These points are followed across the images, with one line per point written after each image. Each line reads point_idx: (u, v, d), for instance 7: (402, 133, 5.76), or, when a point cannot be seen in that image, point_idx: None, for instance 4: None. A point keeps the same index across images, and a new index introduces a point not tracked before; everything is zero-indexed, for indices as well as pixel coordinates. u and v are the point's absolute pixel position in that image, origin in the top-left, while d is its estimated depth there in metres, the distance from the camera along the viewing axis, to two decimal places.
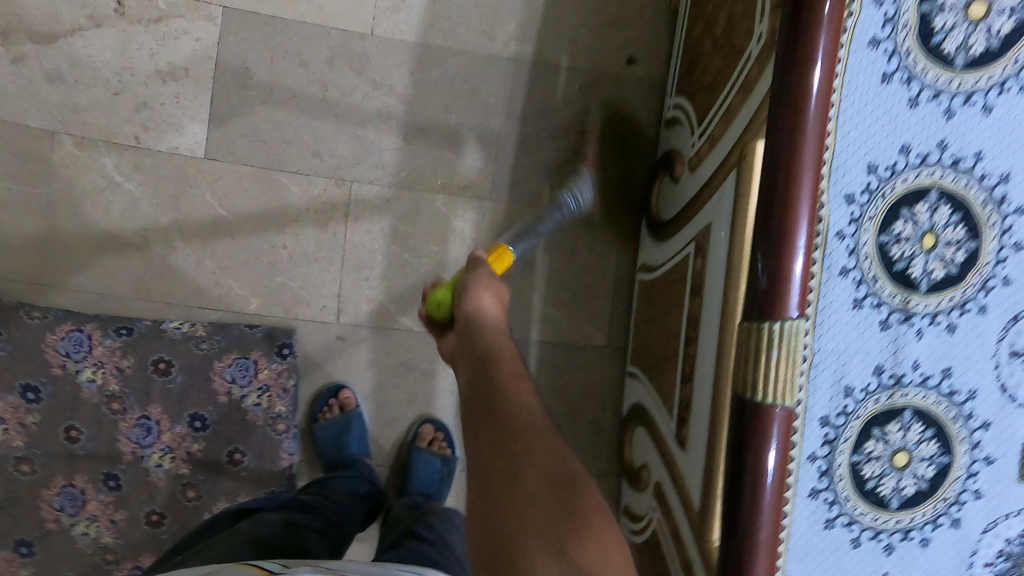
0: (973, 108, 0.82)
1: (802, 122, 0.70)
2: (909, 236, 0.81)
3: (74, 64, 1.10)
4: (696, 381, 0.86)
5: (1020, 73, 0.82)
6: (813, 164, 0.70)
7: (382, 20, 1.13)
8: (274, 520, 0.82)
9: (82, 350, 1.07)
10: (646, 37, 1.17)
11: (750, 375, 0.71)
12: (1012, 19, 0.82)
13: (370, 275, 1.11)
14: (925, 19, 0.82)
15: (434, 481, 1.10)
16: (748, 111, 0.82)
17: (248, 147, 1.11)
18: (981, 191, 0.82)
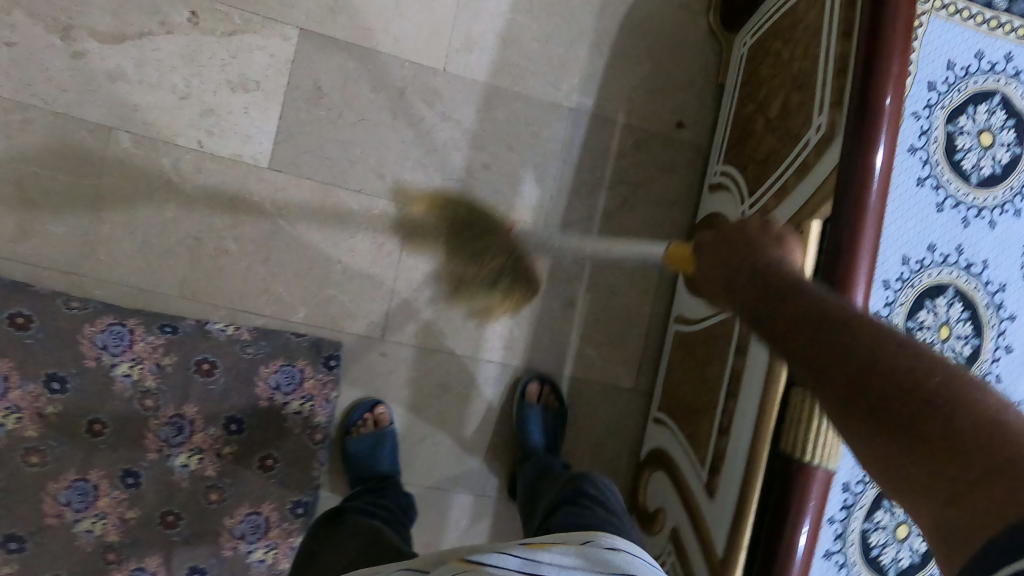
0: (983, 221, 0.95)
1: (863, 212, 0.80)
2: (929, 326, 0.92)
3: (140, 64, 1.10)
4: (733, 434, 0.90)
5: (1015, 198, 0.96)
6: (870, 249, 0.80)
7: (454, 59, 1.18)
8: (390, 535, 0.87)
9: (121, 343, 1.05)
10: (694, 105, 1.28)
11: (801, 434, 0.78)
12: (1009, 151, 0.95)
13: (420, 295, 1.15)
14: (950, 137, 0.94)
15: (548, 434, 1.14)
16: (803, 191, 0.90)
17: (313, 162, 1.13)
18: (986, 296, 0.94)
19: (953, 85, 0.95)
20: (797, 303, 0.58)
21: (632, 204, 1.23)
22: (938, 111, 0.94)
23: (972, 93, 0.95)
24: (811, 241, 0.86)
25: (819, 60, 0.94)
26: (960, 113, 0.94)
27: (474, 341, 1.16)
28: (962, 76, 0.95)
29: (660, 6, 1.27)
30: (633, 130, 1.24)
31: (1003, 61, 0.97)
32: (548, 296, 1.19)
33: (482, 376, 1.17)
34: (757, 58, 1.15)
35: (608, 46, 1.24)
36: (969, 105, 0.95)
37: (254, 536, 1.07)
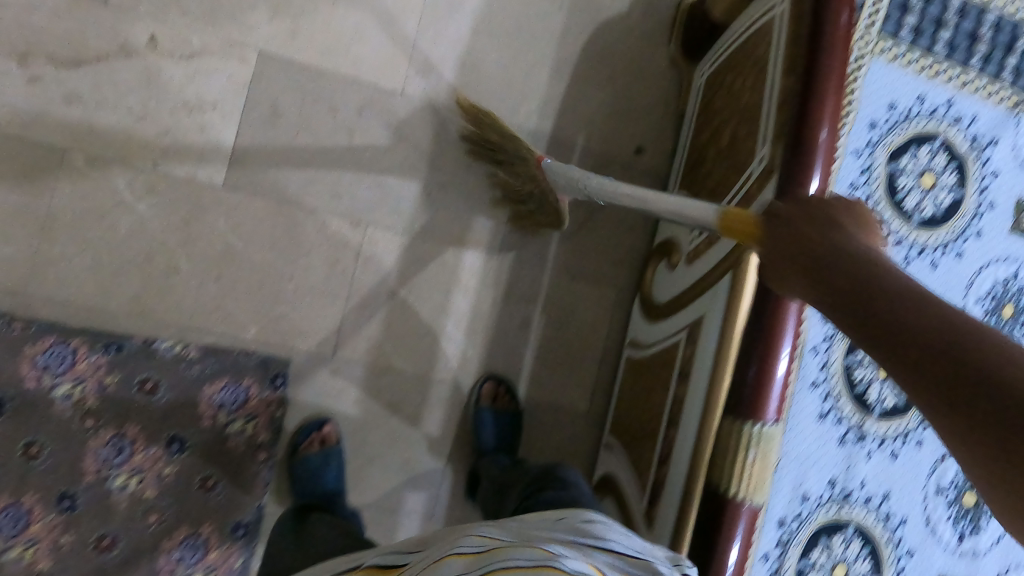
0: (924, 260, 1.01)
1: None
2: (869, 362, 0.95)
3: (98, 86, 1.11)
4: (672, 463, 0.90)
5: (956, 240, 1.02)
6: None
7: (413, 81, 1.19)
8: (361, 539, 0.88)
9: (64, 363, 1.04)
10: (653, 130, 1.29)
11: (727, 470, 0.82)
12: (950, 193, 1.01)
13: (373, 314, 1.14)
14: (893, 176, 0.99)
15: (506, 437, 1.12)
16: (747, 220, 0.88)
17: (268, 181, 1.13)
18: None
19: (895, 126, 1.00)
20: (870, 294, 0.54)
21: (591, 226, 1.23)
22: (881, 150, 0.99)
23: (914, 135, 1.01)
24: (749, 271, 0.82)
25: (765, 95, 0.95)
26: (902, 153, 1.00)
27: (427, 363, 1.15)
28: (904, 118, 1.00)
29: (622, 32, 1.28)
30: (592, 154, 1.25)
31: (944, 106, 1.03)
32: (503, 317, 1.19)
33: (434, 398, 1.15)
34: (713, 87, 1.17)
35: (568, 71, 1.26)
36: (911, 146, 1.00)
37: (192, 559, 1.04)
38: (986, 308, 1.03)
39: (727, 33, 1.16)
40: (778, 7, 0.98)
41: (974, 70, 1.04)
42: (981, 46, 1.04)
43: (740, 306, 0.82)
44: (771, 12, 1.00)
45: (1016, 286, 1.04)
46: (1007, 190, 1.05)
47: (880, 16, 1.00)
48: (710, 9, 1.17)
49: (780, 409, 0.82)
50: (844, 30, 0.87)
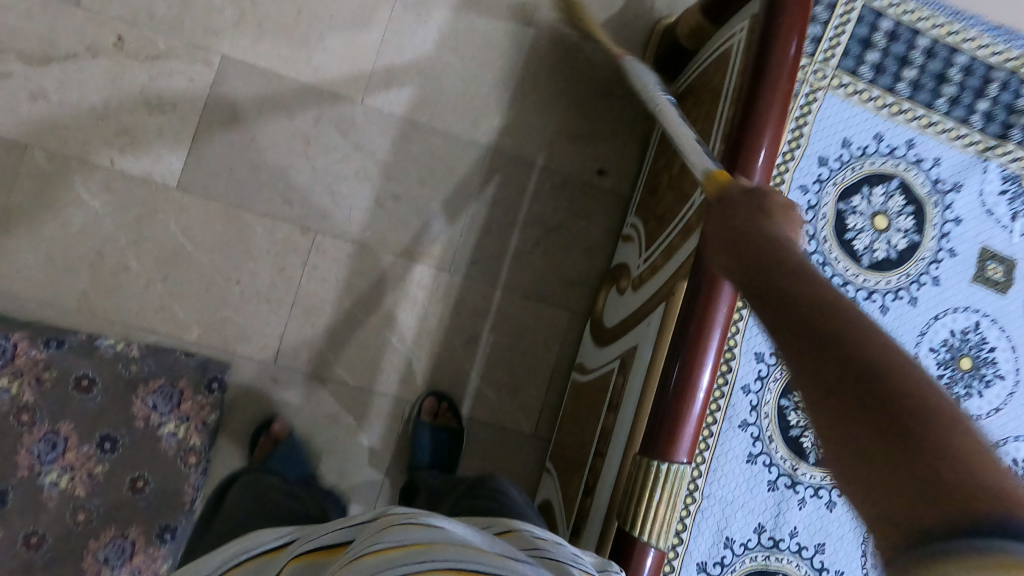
0: (873, 304, 0.97)
1: (717, 289, 0.79)
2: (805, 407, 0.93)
3: (61, 84, 1.12)
4: (596, 493, 0.90)
5: (911, 286, 0.98)
6: (720, 328, 0.80)
7: (374, 91, 1.18)
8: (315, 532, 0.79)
9: (4, 358, 1.04)
10: (618, 150, 1.27)
11: (631, 509, 0.79)
12: (906, 237, 0.98)
13: (316, 322, 1.14)
14: (841, 216, 0.97)
15: (443, 456, 1.10)
16: (683, 253, 0.87)
17: (221, 185, 1.14)
18: None
19: (847, 163, 0.98)
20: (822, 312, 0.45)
21: (544, 246, 1.22)
22: (830, 187, 0.97)
23: (869, 175, 0.98)
24: (675, 305, 0.82)
25: (715, 126, 0.93)
26: (852, 192, 0.97)
27: (369, 375, 1.14)
28: (858, 156, 0.98)
29: (590, 52, 1.27)
30: (552, 172, 1.24)
31: (903, 147, 1.00)
32: (450, 334, 1.17)
33: (374, 411, 1.14)
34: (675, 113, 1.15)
35: (532, 88, 1.24)
36: (865, 186, 0.98)
37: (117, 561, 1.03)
38: (941, 359, 0.98)
39: (696, 59, 1.14)
40: (738, 35, 0.96)
41: (938, 111, 1.02)
42: (948, 88, 1.02)
43: (664, 342, 0.83)
44: (732, 41, 0.97)
45: (975, 338, 0.99)
46: (970, 237, 1.01)
47: (839, 52, 0.99)
48: (680, 33, 1.16)
49: (693, 449, 0.80)
50: (791, 63, 0.84)
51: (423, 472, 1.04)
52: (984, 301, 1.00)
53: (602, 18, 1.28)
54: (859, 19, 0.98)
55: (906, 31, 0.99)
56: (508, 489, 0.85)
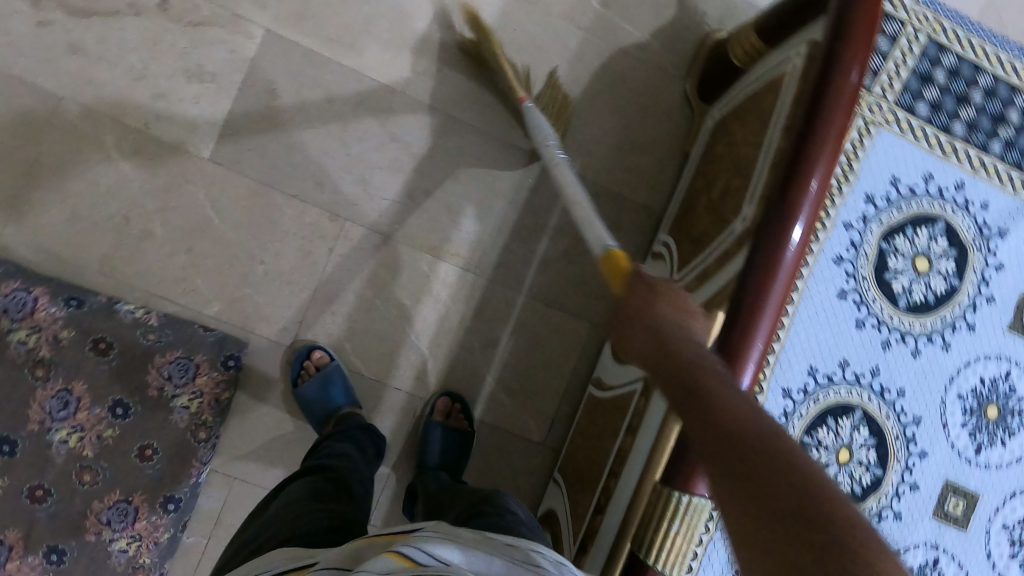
0: (905, 347, 0.92)
1: (756, 318, 0.76)
2: (828, 446, 0.88)
3: (101, 39, 1.10)
4: (606, 513, 0.88)
5: (945, 331, 0.93)
6: (754, 362, 0.75)
7: (416, 83, 1.17)
8: (326, 487, 0.86)
9: (23, 310, 1.04)
10: (653, 167, 1.26)
11: (647, 536, 0.77)
12: (945, 281, 0.93)
13: (337, 310, 1.15)
14: (882, 255, 0.91)
15: (452, 457, 1.10)
16: (720, 279, 0.86)
17: (254, 161, 1.13)
18: (897, 426, 0.91)
19: (894, 202, 0.93)
20: (738, 431, 0.50)
21: (571, 257, 1.22)
22: (874, 225, 0.92)
23: (915, 215, 0.93)
24: (713, 332, 0.78)
25: (761, 152, 0.91)
26: (897, 232, 0.92)
27: (385, 367, 1.16)
28: (906, 195, 0.93)
29: (636, 63, 1.24)
30: (586, 183, 1.23)
31: (952, 188, 0.95)
32: (468, 335, 1.18)
33: (387, 403, 1.16)
34: (717, 136, 1.12)
35: (574, 93, 1.22)
36: (909, 226, 0.93)
37: (120, 524, 1.05)
38: (967, 407, 0.94)
39: (742, 80, 1.12)
40: (792, 61, 0.93)
41: (992, 154, 0.97)
42: (1003, 131, 0.98)
43: None
44: (785, 67, 0.94)
45: (1004, 387, 0.95)
46: (1009, 286, 0.96)
47: (894, 87, 0.94)
48: (731, 53, 1.14)
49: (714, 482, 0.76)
50: (852, 89, 0.80)
51: (431, 473, 1.05)
52: (1016, 350, 0.96)
53: (653, 27, 1.25)
54: (921, 53, 0.95)
55: (967, 69, 0.97)
56: (516, 509, 0.86)
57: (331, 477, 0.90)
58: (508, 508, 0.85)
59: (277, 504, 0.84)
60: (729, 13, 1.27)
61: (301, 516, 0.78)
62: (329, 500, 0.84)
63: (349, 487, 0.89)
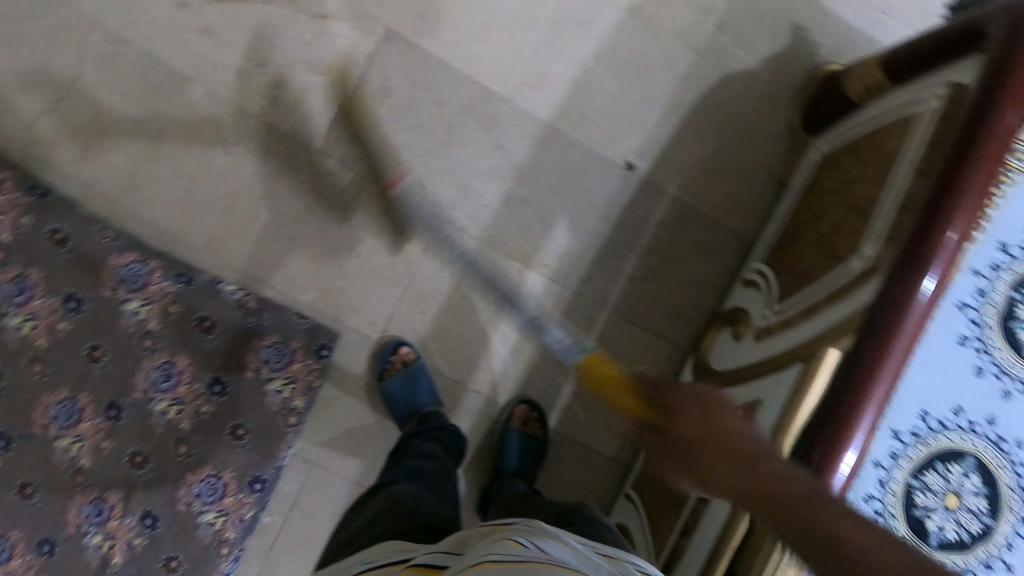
0: None
1: (880, 362, 0.73)
2: (935, 490, 0.79)
3: (230, 26, 1.15)
4: (694, 537, 0.89)
5: None
6: (875, 404, 0.73)
7: (523, 93, 1.19)
8: (412, 487, 0.90)
9: (138, 282, 1.10)
10: (751, 194, 1.24)
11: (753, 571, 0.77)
12: None
13: (426, 309, 1.18)
14: (1013, 304, 0.82)
15: (528, 462, 1.14)
16: (830, 315, 0.85)
17: (361, 156, 1.16)
18: (1013, 477, 0.80)
19: None
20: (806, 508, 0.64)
21: (658, 277, 1.22)
22: (1009, 272, 0.83)
23: None
24: (824, 369, 0.80)
25: (885, 192, 0.89)
26: None
27: (467, 369, 1.19)
28: None
29: (744, 88, 1.23)
30: (681, 205, 1.22)
31: None
32: (551, 346, 1.20)
33: (466, 404, 1.19)
34: (826, 170, 1.10)
35: (678, 113, 1.21)
36: None
37: (209, 498, 1.10)
38: None
39: (856, 115, 1.08)
40: (928, 101, 0.89)
41: None
42: None
43: (806, 400, 0.80)
44: (918, 107, 0.90)
45: None
46: None
47: None
48: (848, 87, 1.10)
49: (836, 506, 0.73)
50: (1006, 129, 0.75)
51: (510, 480, 1.09)
52: None
53: (765, 53, 1.23)
54: None
55: None
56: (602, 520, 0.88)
57: (428, 483, 0.93)
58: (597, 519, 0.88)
59: (378, 504, 0.87)
60: (845, 44, 1.23)
61: (394, 516, 0.82)
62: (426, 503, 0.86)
63: (433, 488, 0.92)
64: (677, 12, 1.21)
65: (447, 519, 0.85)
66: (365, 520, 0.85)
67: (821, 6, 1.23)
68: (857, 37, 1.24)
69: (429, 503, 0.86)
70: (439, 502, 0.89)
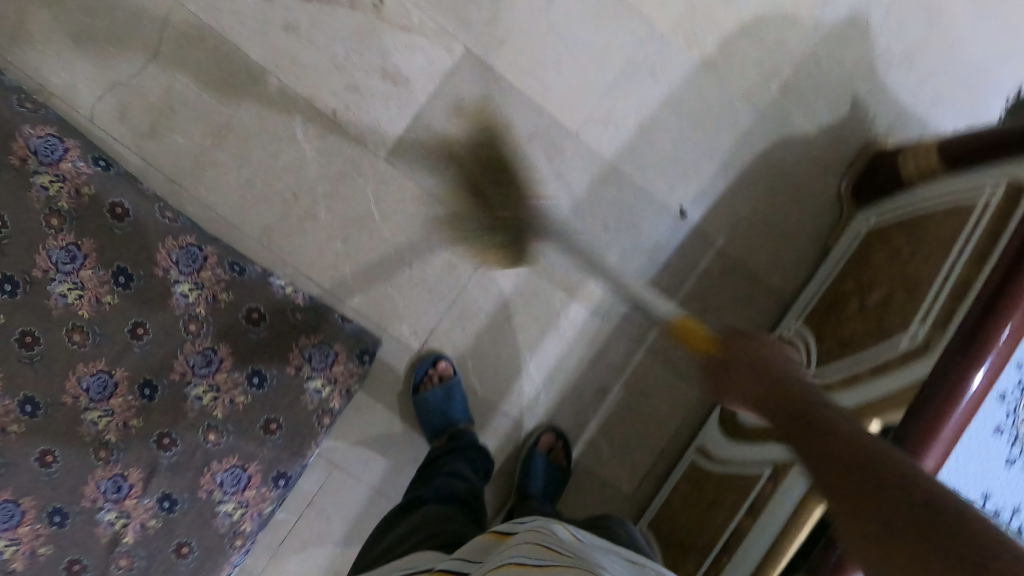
0: None
1: (929, 443, 0.74)
2: None
3: (313, 24, 1.16)
4: None
5: None
6: None
7: (590, 129, 1.21)
8: (444, 508, 0.90)
9: (192, 265, 1.10)
10: (794, 256, 1.27)
11: None
12: None
13: (468, 326, 1.19)
14: None
15: (552, 487, 1.15)
16: (875, 388, 0.88)
17: (425, 170, 1.18)
18: None
19: None
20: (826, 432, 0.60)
21: None
22: None
23: None
24: None
25: (939, 274, 0.90)
26: None
27: (499, 391, 1.20)
28: None
29: (800, 153, 1.26)
30: (726, 257, 1.25)
31: None
32: (583, 379, 1.22)
33: (494, 425, 1.20)
34: (872, 243, 1.13)
35: (735, 168, 1.25)
36: None
37: (231, 488, 1.10)
38: None
39: (904, 194, 1.10)
40: (985, 191, 0.90)
41: None
42: None
43: None
44: (977, 195, 0.91)
45: None
46: None
47: None
48: (903, 165, 1.12)
49: None
50: None
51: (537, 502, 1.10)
52: None
53: (825, 122, 1.26)
54: None
55: None
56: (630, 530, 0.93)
57: (461, 502, 0.94)
58: (622, 524, 0.94)
59: (414, 518, 0.88)
60: (898, 125, 1.28)
61: (435, 528, 0.84)
62: (462, 520, 0.88)
63: (467, 511, 0.92)
64: (748, 70, 1.24)
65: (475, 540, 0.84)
66: (398, 535, 0.86)
67: (882, 84, 1.27)
68: (910, 119, 1.29)
69: (464, 521, 0.88)
70: (467, 517, 0.90)
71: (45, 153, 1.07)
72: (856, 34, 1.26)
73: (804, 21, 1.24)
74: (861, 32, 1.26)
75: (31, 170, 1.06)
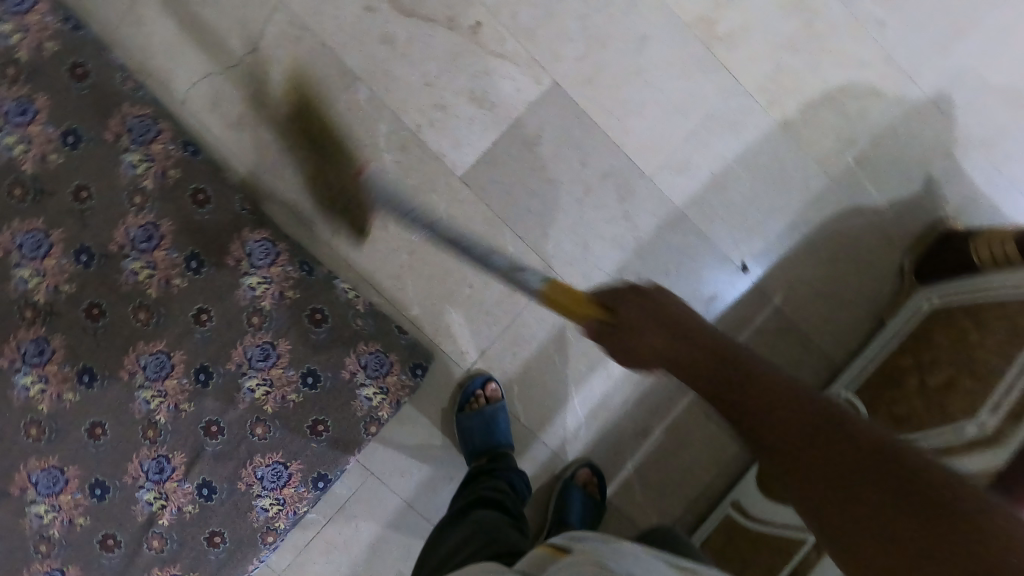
0: None
1: None
2: None
3: (410, 40, 1.18)
4: None
5: None
6: None
7: (664, 174, 1.23)
8: (494, 515, 0.91)
9: (265, 258, 1.11)
10: (847, 323, 1.28)
11: None
12: None
13: (519, 352, 1.20)
14: None
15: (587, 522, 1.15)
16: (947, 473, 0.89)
17: (498, 195, 1.20)
18: None
19: None
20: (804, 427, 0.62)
21: None
22: None
23: None
24: None
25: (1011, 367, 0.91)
26: None
27: (541, 421, 1.21)
28: None
29: (867, 223, 1.27)
30: (781, 317, 1.25)
31: None
32: (625, 418, 1.23)
33: (532, 452, 1.21)
34: (934, 323, 1.13)
35: (801, 231, 1.26)
36: None
37: (270, 483, 1.10)
38: None
39: (975, 275, 1.08)
40: None
41: None
42: None
43: None
44: None
45: None
46: None
47: None
48: (975, 249, 1.10)
49: None
50: None
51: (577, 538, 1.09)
52: None
53: (896, 196, 1.27)
54: None
55: None
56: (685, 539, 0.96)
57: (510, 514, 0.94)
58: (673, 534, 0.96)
59: (467, 528, 0.88)
60: (968, 208, 1.29)
61: (485, 535, 0.84)
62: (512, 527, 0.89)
63: (514, 521, 0.92)
64: (824, 137, 1.25)
65: (525, 549, 0.84)
66: (453, 545, 0.86)
67: (957, 166, 1.28)
68: (982, 204, 1.29)
69: (515, 529, 0.89)
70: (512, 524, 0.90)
71: (138, 133, 1.10)
72: (937, 113, 1.27)
73: (886, 97, 1.26)
74: (941, 113, 1.27)
75: (122, 147, 1.09)
